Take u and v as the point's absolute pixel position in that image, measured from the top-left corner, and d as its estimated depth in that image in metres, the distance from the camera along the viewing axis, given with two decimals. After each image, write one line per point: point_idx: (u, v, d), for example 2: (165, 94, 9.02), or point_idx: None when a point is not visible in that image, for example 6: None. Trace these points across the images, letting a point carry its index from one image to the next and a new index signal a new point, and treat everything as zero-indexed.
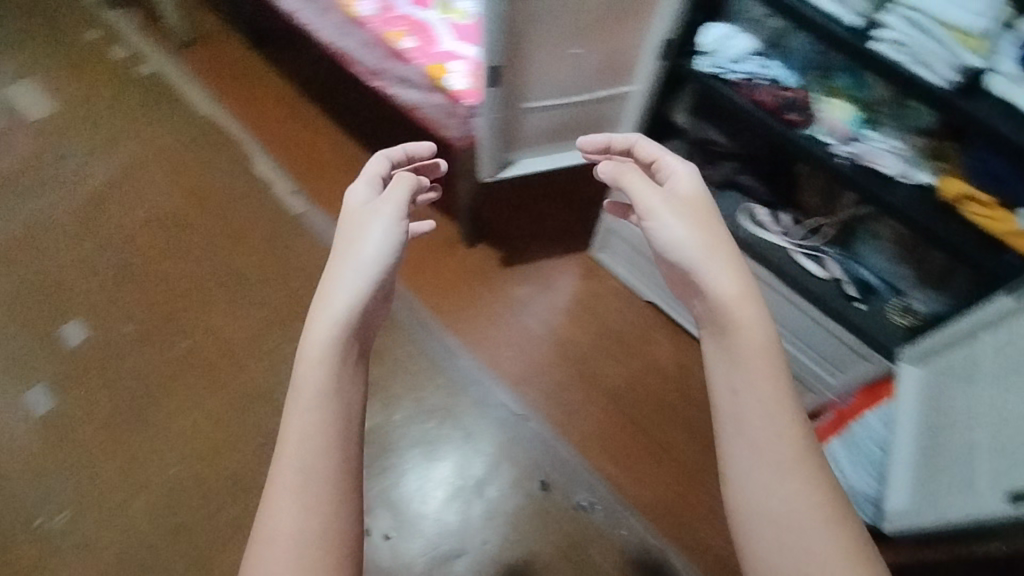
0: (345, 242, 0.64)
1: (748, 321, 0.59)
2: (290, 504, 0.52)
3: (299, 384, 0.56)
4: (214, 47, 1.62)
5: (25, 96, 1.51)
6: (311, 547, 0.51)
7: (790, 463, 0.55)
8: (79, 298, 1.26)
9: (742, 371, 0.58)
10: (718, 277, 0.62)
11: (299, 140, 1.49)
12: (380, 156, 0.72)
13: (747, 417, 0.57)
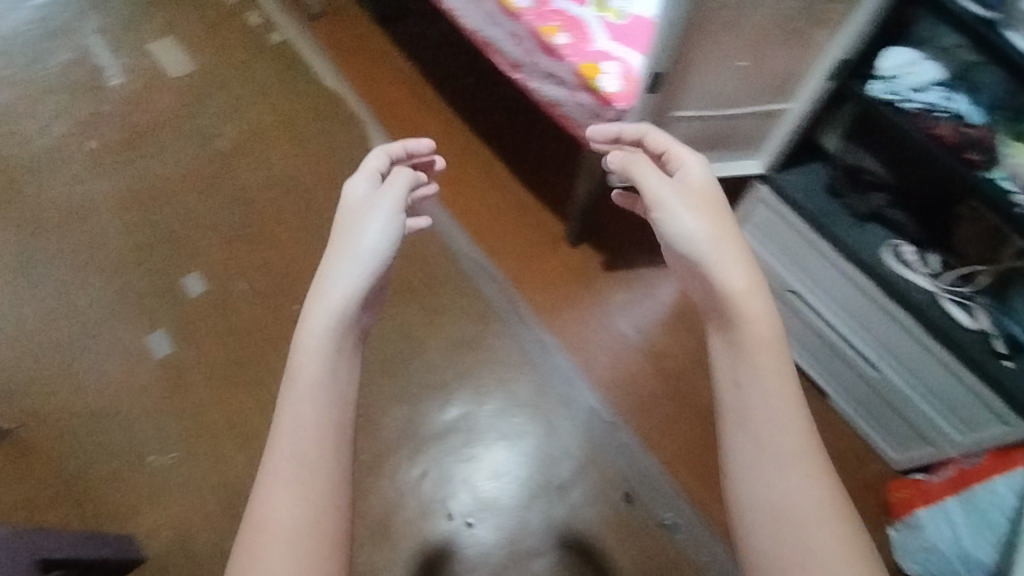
0: (345, 240, 0.72)
1: (753, 319, 0.66)
2: (286, 485, 0.59)
3: (296, 377, 0.64)
4: (341, 20, 1.65)
5: (167, 51, 1.58)
6: (307, 525, 0.58)
7: (786, 455, 0.61)
8: (202, 251, 1.32)
9: (751, 367, 0.64)
10: (721, 267, 0.68)
11: (414, 121, 1.51)
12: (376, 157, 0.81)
13: (750, 409, 0.63)
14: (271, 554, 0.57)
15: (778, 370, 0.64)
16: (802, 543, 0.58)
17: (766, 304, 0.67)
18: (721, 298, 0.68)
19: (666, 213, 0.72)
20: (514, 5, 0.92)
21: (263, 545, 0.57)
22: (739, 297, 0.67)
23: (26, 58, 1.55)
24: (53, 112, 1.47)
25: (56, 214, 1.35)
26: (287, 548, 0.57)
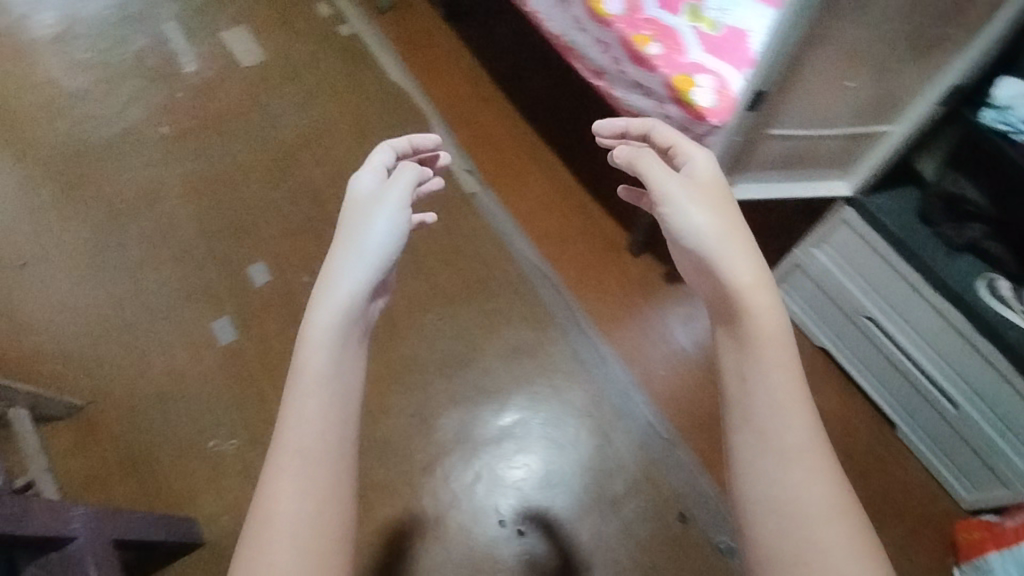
0: (351, 234, 0.71)
1: (761, 314, 0.63)
2: (290, 479, 0.60)
3: (302, 372, 0.64)
4: (408, 15, 1.65)
5: (239, 40, 1.60)
6: (311, 520, 0.59)
7: (792, 452, 0.58)
8: (266, 242, 1.34)
9: (756, 362, 0.62)
10: (729, 263, 0.65)
11: (478, 120, 1.51)
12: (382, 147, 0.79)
13: (754, 404, 0.61)
14: (275, 548, 0.57)
15: (781, 363, 0.61)
16: (807, 542, 0.55)
17: (774, 300, 0.64)
18: (727, 291, 0.65)
19: (672, 209, 0.69)
20: (605, 12, 0.90)
21: (268, 540, 0.57)
22: (745, 288, 0.64)
23: (105, 42, 1.59)
24: (129, 97, 1.51)
25: (129, 197, 1.38)
26: (292, 542, 0.57)
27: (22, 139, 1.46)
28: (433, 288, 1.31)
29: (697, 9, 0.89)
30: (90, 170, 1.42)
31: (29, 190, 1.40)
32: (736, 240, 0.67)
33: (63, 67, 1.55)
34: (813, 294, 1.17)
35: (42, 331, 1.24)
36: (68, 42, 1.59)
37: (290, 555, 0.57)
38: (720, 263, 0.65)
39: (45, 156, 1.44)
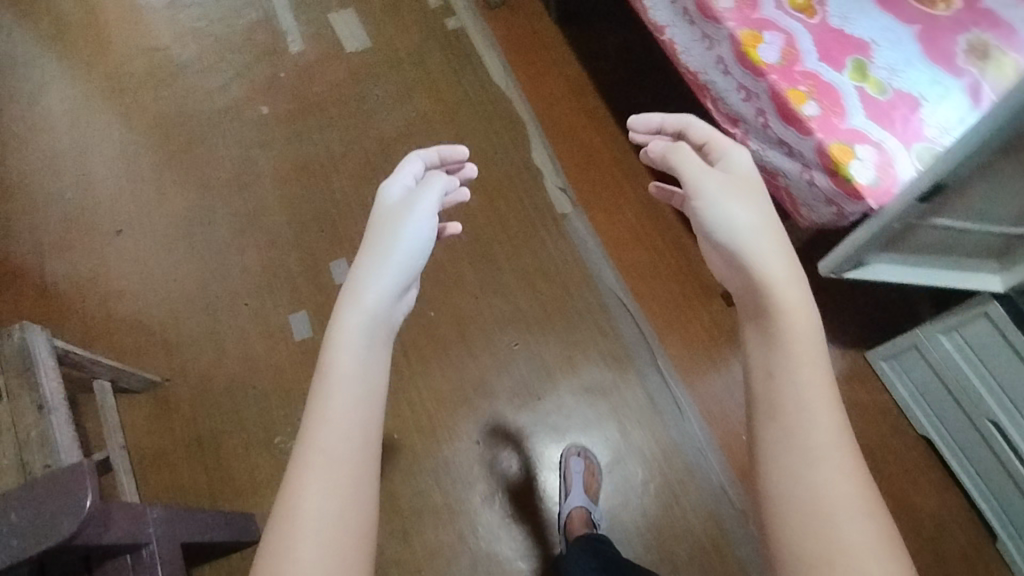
0: (379, 239, 0.67)
1: (785, 308, 0.55)
2: (312, 476, 0.52)
3: (328, 367, 0.58)
4: (519, 14, 1.58)
5: (346, 24, 1.57)
6: (337, 524, 0.50)
7: (821, 448, 0.49)
8: (351, 239, 1.32)
9: (786, 355, 0.53)
10: (758, 257, 0.59)
11: (578, 135, 1.44)
12: (413, 162, 0.76)
13: (781, 398, 0.52)
14: (295, 553, 0.48)
15: (808, 358, 0.53)
16: (836, 548, 0.45)
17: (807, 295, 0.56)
18: (754, 287, 0.58)
19: (701, 198, 0.64)
20: (758, 58, 0.81)
21: (287, 546, 0.49)
22: (773, 281, 0.56)
23: (216, 13, 1.59)
24: (233, 72, 1.51)
25: (224, 177, 1.39)
26: (318, 547, 0.49)
27: (128, 103, 1.48)
28: (511, 309, 1.26)
29: (864, 68, 0.79)
30: (190, 144, 1.43)
31: (131, 157, 1.42)
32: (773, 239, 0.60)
33: (175, 34, 1.57)
34: (929, 382, 1.07)
35: (133, 301, 1.28)
36: (182, 10, 1.60)
37: (316, 562, 0.48)
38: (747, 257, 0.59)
39: (148, 124, 1.46)
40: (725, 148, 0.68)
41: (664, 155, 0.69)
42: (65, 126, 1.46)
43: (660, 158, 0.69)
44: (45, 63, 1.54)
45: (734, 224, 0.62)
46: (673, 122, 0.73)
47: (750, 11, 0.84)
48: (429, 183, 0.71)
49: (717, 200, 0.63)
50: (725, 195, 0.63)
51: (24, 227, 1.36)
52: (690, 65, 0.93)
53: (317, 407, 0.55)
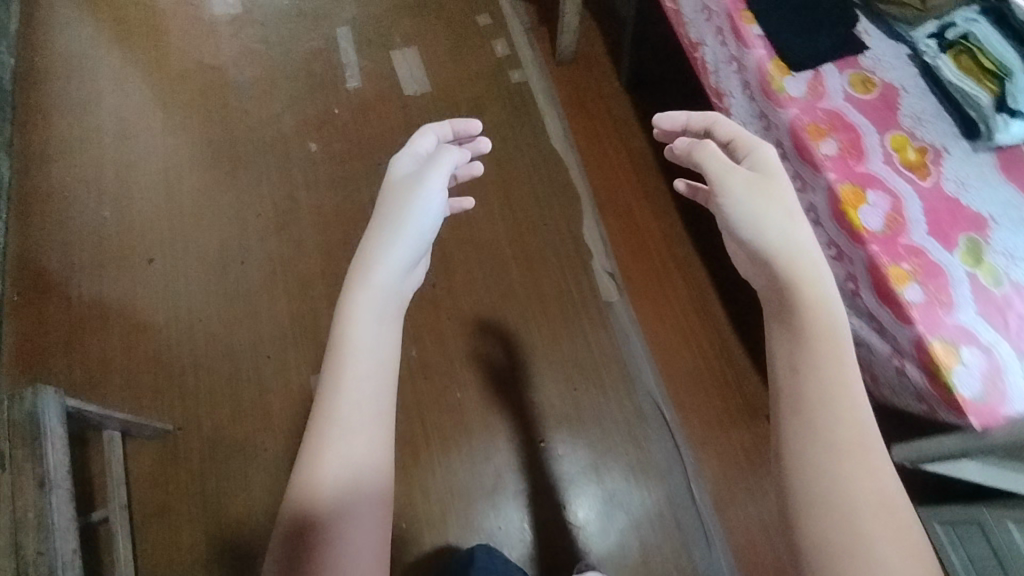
0: (389, 214, 0.60)
1: (812, 306, 0.51)
2: (341, 425, 0.49)
3: (341, 338, 0.52)
4: (588, 73, 1.49)
5: (407, 64, 1.51)
6: (366, 467, 0.48)
7: (848, 444, 0.46)
8: None
9: (810, 353, 0.49)
10: (789, 257, 0.54)
11: (633, 215, 1.36)
12: (426, 135, 0.68)
13: (806, 395, 0.48)
14: (330, 493, 0.47)
15: (837, 355, 0.49)
16: (861, 540, 0.43)
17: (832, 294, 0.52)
18: (780, 288, 0.54)
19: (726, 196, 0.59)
20: (857, 221, 0.72)
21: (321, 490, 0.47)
22: (800, 280, 0.53)
23: (277, 36, 1.54)
24: (287, 101, 1.46)
25: (264, 215, 1.35)
26: (352, 491, 0.47)
27: (178, 121, 1.45)
28: (539, 399, 1.20)
29: (978, 248, 0.70)
30: (233, 174, 1.39)
31: (173, 180, 1.39)
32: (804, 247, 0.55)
33: (234, 53, 1.52)
34: None
35: (154, 336, 1.24)
36: (244, 27, 1.55)
37: (353, 508, 0.47)
38: (778, 257, 0.54)
39: (195, 147, 1.42)
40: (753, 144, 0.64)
41: (687, 151, 0.64)
42: (111, 137, 1.43)
43: (684, 154, 0.65)
44: (101, 67, 1.51)
45: (761, 224, 0.57)
46: (699, 121, 0.68)
47: (854, 163, 0.75)
48: (441, 157, 0.64)
49: (743, 197, 0.58)
50: (752, 193, 0.58)
51: (58, 240, 1.32)
52: None
53: (337, 367, 0.51)
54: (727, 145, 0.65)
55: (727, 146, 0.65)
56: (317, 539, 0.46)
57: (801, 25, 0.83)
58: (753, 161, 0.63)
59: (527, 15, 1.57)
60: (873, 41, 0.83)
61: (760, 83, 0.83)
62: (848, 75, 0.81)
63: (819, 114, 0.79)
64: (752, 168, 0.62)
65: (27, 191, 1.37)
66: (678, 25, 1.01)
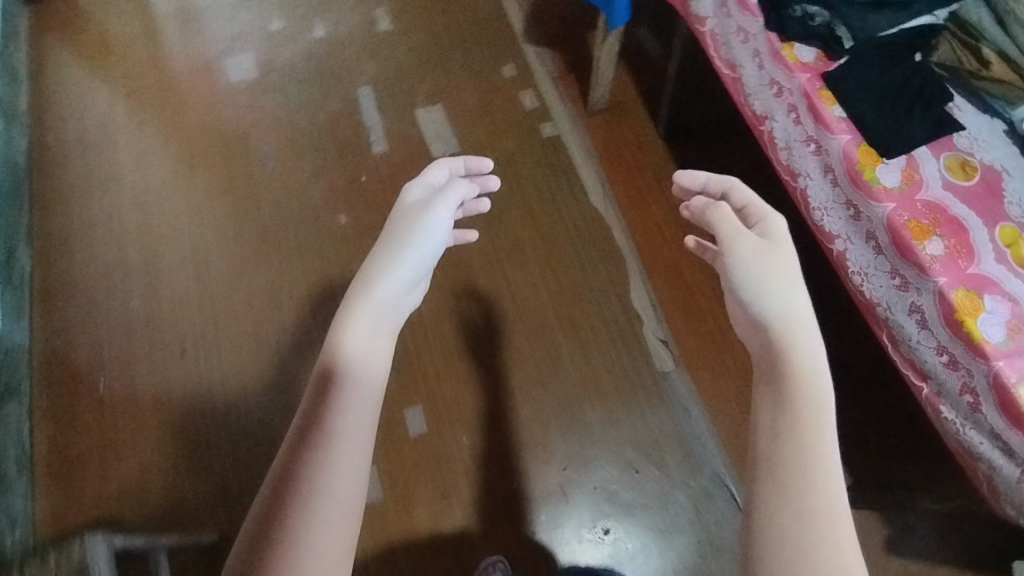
0: (398, 225, 0.61)
1: (803, 379, 0.51)
2: (343, 377, 0.50)
3: (349, 312, 0.54)
4: (622, 124, 1.43)
5: (433, 123, 1.45)
6: (354, 420, 0.48)
7: (824, 514, 0.46)
8: (428, 383, 1.21)
9: (795, 421, 0.49)
10: (789, 330, 0.54)
11: (683, 276, 1.29)
12: (440, 166, 0.70)
13: (785, 463, 0.48)
14: (318, 433, 0.47)
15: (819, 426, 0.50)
16: None
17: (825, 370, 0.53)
18: (776, 350, 0.54)
19: (734, 259, 0.59)
20: (977, 333, 0.66)
21: (311, 431, 0.47)
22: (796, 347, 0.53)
23: (297, 101, 1.48)
24: (313, 170, 1.41)
25: (297, 295, 1.29)
26: (342, 446, 0.47)
27: (201, 199, 1.39)
28: (598, 479, 1.15)
29: None
30: (262, 254, 1.33)
31: (200, 262, 1.33)
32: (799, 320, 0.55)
33: (254, 121, 1.47)
34: None
35: (193, 435, 1.18)
36: (262, 93, 1.50)
37: (337, 465, 0.46)
38: (775, 329, 0.54)
39: (221, 226, 1.36)
40: (765, 211, 0.65)
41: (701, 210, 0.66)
42: (134, 220, 1.37)
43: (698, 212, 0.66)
44: (118, 145, 1.45)
45: (763, 290, 0.57)
46: (717, 183, 0.69)
47: (964, 262, 0.69)
48: (452, 187, 0.65)
49: (750, 261, 0.59)
50: (758, 257, 0.59)
51: (84, 337, 1.27)
52: (869, 298, 0.78)
53: (342, 328, 0.52)
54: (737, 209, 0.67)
55: (737, 210, 0.67)
56: (303, 474, 0.46)
57: (891, 106, 0.77)
58: (763, 229, 0.63)
59: (554, 64, 1.51)
60: (967, 116, 0.77)
61: (848, 169, 0.76)
62: (944, 158, 0.75)
63: (919, 207, 0.72)
64: (761, 234, 0.62)
65: (50, 284, 1.31)
66: (735, 93, 0.94)
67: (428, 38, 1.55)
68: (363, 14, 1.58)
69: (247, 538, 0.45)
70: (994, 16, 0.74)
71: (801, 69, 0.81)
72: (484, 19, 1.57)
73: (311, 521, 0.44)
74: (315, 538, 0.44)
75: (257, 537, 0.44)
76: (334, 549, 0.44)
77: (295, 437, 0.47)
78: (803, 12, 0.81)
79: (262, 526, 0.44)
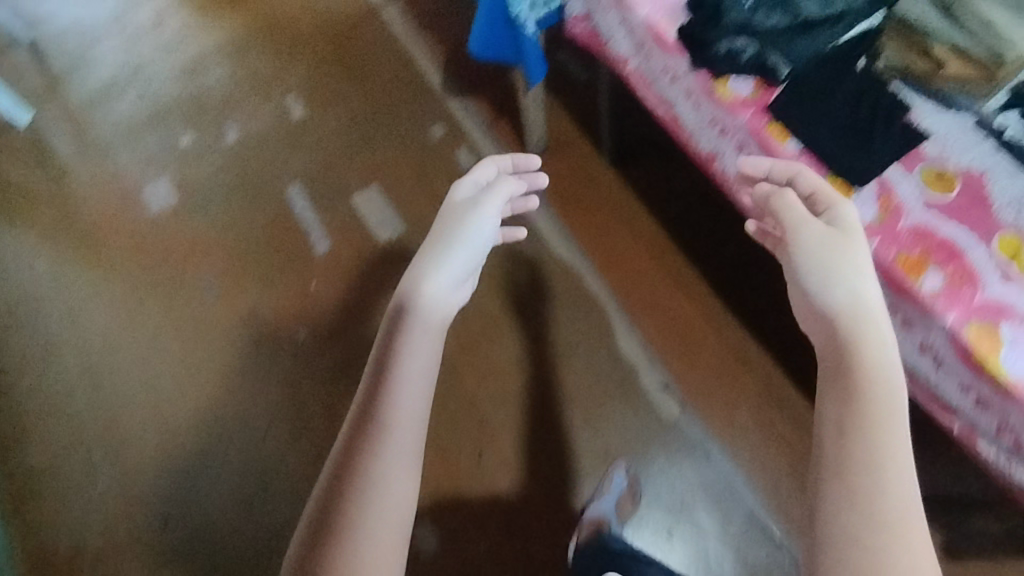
0: (448, 223, 0.67)
1: (874, 370, 0.46)
2: (415, 329, 0.53)
3: (416, 285, 0.57)
4: (567, 159, 1.36)
5: (372, 205, 1.37)
6: (412, 394, 0.48)
7: (896, 522, 0.40)
8: (430, 492, 1.16)
9: (859, 412, 0.44)
10: (854, 318, 0.49)
11: (667, 308, 1.22)
12: (486, 170, 0.76)
13: (854, 458, 0.43)
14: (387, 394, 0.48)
15: (893, 420, 0.44)
16: None
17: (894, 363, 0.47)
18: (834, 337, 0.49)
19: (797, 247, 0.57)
20: (1001, 371, 0.59)
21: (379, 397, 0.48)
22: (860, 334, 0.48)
23: (226, 216, 1.40)
24: (260, 287, 1.33)
25: (275, 426, 1.22)
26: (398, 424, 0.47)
27: (153, 347, 1.31)
28: None
29: None
30: (229, 391, 1.26)
31: (166, 417, 1.25)
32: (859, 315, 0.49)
33: (187, 249, 1.39)
34: None
35: None
36: (188, 218, 1.41)
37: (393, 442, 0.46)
38: (837, 317, 0.50)
39: (180, 371, 1.29)
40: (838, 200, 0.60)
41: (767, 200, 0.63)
42: (89, 387, 1.29)
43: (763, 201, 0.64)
44: (53, 309, 1.37)
45: (829, 278, 0.53)
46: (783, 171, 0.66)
47: (969, 291, 0.62)
48: (497, 189, 0.72)
49: (812, 252, 0.55)
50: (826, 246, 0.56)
51: (62, 529, 1.19)
52: None
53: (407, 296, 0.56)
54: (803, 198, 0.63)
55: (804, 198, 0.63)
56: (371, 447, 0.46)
57: (849, 132, 0.69)
58: (834, 217, 0.59)
59: (481, 112, 1.43)
60: (928, 117, 0.68)
61: None
62: (918, 173, 0.67)
63: (906, 236, 0.65)
64: (832, 223, 0.58)
65: (15, 478, 1.23)
66: (676, 131, 0.87)
67: (345, 116, 1.47)
68: (273, 106, 1.50)
69: (319, 497, 0.45)
70: (936, 8, 0.66)
71: (742, 105, 0.73)
72: (401, 82, 1.49)
73: (373, 489, 0.45)
74: (376, 503, 0.44)
75: (324, 497, 0.45)
76: (398, 503, 0.45)
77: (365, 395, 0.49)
78: (730, 48, 0.72)
79: (332, 487, 0.45)
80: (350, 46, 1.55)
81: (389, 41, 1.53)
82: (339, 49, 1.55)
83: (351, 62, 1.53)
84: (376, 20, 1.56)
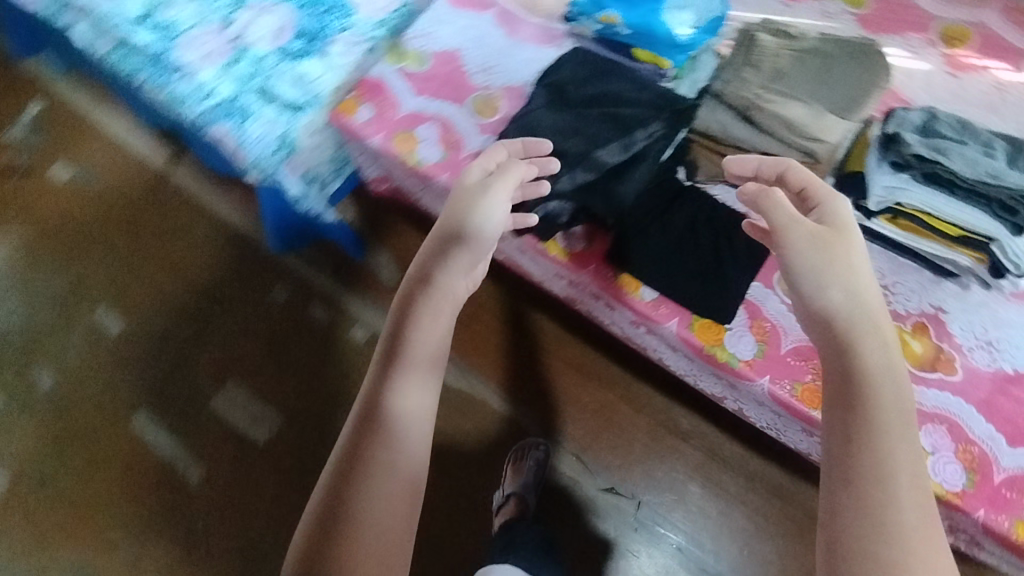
0: (451, 221, 0.58)
1: (877, 375, 0.49)
2: (421, 317, 0.56)
3: (421, 289, 0.57)
4: None
5: (237, 405, 1.20)
6: (416, 398, 0.53)
7: (910, 512, 0.45)
8: None
9: (865, 416, 0.48)
10: (854, 323, 0.50)
11: (585, 403, 1.14)
12: (495, 154, 0.61)
13: (862, 459, 0.46)
14: (397, 380, 0.53)
15: (904, 422, 0.48)
16: None
17: (896, 371, 0.50)
18: (841, 351, 0.50)
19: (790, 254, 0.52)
20: (937, 487, 0.55)
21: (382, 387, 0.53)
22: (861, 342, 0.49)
23: (74, 480, 1.18)
24: (141, 550, 1.13)
25: None
26: (404, 426, 0.52)
27: None
28: None
29: None
30: None
31: None
32: (858, 323, 0.50)
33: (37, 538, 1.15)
34: None
35: None
36: (25, 500, 1.18)
37: (400, 439, 0.51)
38: (836, 323, 0.51)
39: None
40: (829, 194, 0.55)
41: (755, 193, 0.55)
42: None
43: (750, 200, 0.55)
44: None
45: (824, 280, 0.51)
46: (771, 165, 0.57)
47: None
48: (505, 175, 0.58)
49: (809, 253, 0.52)
50: (819, 248, 0.52)
51: None
52: (794, 446, 0.67)
53: (403, 298, 0.57)
54: (795, 191, 0.56)
55: (796, 192, 0.56)
56: (375, 440, 0.51)
57: (695, 266, 0.62)
58: (825, 215, 0.54)
59: (321, 257, 1.28)
60: None
61: (696, 353, 0.63)
62: (779, 283, 0.63)
63: (793, 361, 0.60)
64: (822, 221, 0.53)
65: None
66: (526, 275, 0.79)
67: (175, 313, 1.28)
68: (88, 329, 1.29)
69: (333, 475, 0.50)
70: (734, 115, 0.61)
71: (578, 263, 0.65)
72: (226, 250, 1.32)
73: (382, 476, 0.50)
74: (377, 496, 0.49)
75: (342, 483, 0.50)
76: (402, 499, 0.50)
77: (376, 380, 0.54)
78: (546, 211, 0.63)
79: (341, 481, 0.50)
80: (151, 228, 1.36)
81: (198, 211, 1.36)
82: (143, 236, 1.35)
83: (159, 246, 1.34)
84: (174, 191, 1.38)
